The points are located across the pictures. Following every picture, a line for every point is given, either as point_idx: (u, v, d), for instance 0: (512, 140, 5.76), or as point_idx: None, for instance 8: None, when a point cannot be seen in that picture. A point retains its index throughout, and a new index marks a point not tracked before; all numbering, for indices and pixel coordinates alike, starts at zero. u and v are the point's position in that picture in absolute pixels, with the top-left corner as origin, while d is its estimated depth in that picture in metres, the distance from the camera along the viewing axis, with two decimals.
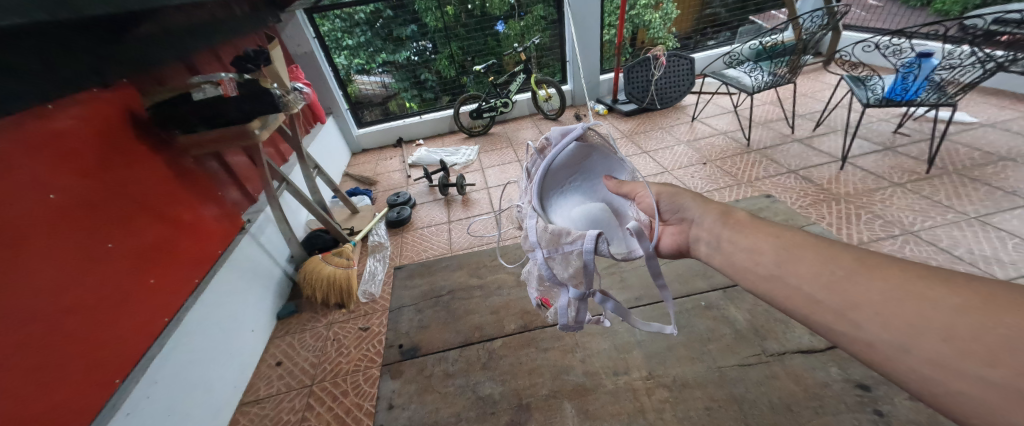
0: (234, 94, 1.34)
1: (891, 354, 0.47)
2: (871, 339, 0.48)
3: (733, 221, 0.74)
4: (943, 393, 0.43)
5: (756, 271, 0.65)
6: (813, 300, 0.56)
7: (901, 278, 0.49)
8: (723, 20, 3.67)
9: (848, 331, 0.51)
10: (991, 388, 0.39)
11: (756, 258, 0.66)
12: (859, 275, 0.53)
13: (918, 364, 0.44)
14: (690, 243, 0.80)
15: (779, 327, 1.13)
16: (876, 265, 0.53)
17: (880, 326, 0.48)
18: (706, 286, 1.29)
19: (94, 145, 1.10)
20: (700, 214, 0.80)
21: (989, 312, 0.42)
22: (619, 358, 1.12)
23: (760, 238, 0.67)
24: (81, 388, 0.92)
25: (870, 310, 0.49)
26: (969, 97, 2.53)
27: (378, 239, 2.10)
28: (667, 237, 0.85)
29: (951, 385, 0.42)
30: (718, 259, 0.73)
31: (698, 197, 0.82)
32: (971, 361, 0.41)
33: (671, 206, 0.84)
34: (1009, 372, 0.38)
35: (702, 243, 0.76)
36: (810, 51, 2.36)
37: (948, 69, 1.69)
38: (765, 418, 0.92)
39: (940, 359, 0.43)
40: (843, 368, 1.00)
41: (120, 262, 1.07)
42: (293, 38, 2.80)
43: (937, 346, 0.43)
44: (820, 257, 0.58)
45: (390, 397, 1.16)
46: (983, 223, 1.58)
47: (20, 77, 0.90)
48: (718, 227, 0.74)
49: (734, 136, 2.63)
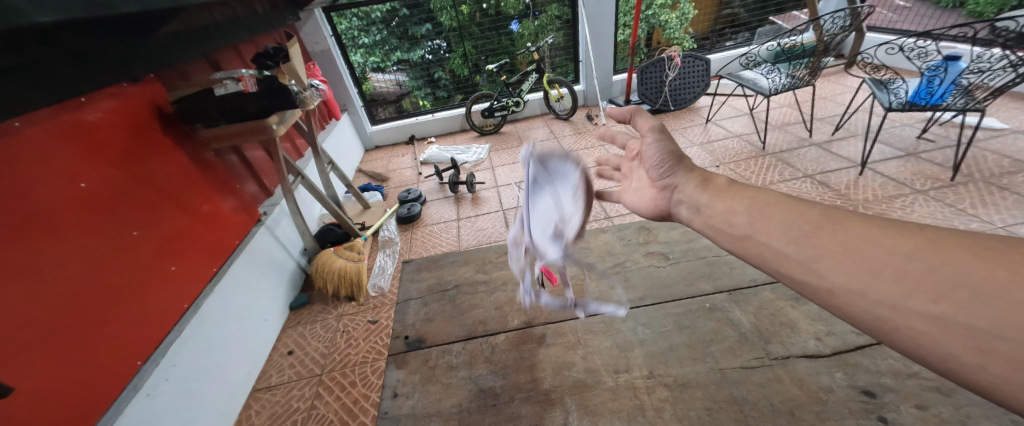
0: (252, 90, 1.43)
1: (850, 300, 0.45)
2: (830, 286, 0.47)
3: (714, 185, 0.67)
4: (891, 331, 0.42)
5: (730, 233, 0.60)
6: (782, 255, 0.53)
7: (862, 229, 0.47)
8: (743, 20, 3.59)
9: (811, 281, 0.49)
10: (933, 323, 0.39)
11: (732, 219, 0.61)
12: (824, 228, 0.50)
13: (870, 306, 0.43)
14: (672, 207, 0.72)
15: (784, 331, 0.95)
16: (841, 219, 0.50)
17: (840, 272, 0.46)
18: (711, 287, 1.12)
19: (123, 137, 1.15)
20: (685, 178, 0.71)
21: (939, 253, 0.41)
22: (618, 355, 0.96)
23: (737, 200, 0.62)
24: (107, 367, 0.97)
25: (833, 259, 0.47)
26: (999, 102, 2.44)
27: (389, 234, 2.16)
28: (647, 201, 0.76)
29: (897, 322, 0.41)
30: (699, 220, 0.66)
31: (685, 158, 0.73)
32: (918, 299, 0.40)
33: (664, 167, 0.74)
34: (950, 307, 0.38)
35: (683, 206, 0.69)
36: (832, 53, 2.30)
37: (977, 72, 1.63)
38: (767, 421, 0.77)
39: (891, 300, 0.42)
40: (849, 374, 0.83)
41: (144, 250, 1.13)
42: (311, 36, 2.85)
43: (889, 288, 0.42)
44: (791, 214, 0.55)
45: (394, 386, 0.98)
46: (1009, 233, 1.53)
47: (58, 67, 0.96)
48: (698, 192, 0.67)
49: (749, 139, 2.59)
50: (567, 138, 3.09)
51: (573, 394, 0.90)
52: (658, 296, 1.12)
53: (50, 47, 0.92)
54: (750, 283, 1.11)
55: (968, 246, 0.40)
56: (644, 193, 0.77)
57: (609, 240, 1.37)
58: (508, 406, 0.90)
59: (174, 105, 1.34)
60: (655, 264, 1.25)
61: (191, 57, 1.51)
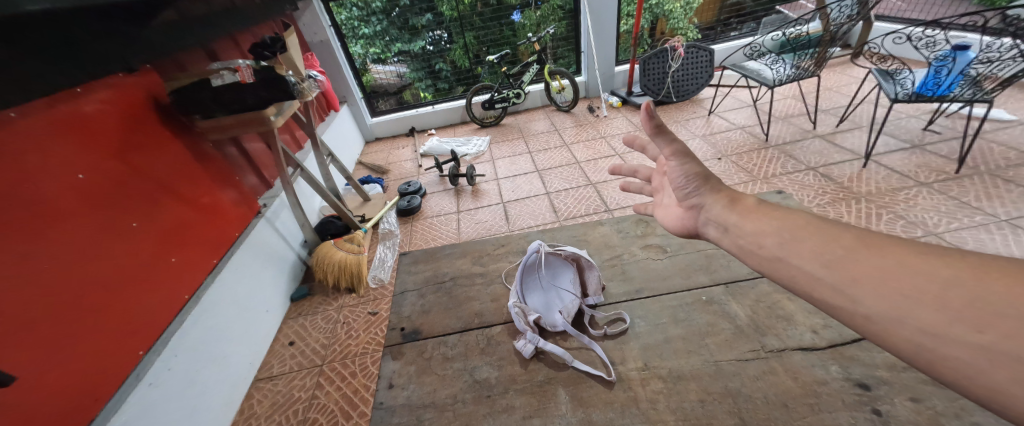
0: (251, 81, 1.46)
1: (886, 326, 0.43)
2: (866, 312, 0.45)
3: (742, 206, 0.64)
4: (933, 361, 0.40)
5: (760, 254, 0.58)
6: (814, 278, 0.50)
7: (898, 255, 0.46)
8: (748, 9, 3.53)
9: (844, 305, 0.47)
10: (978, 352, 0.37)
11: (760, 240, 0.58)
12: (859, 252, 0.48)
13: (910, 333, 0.41)
14: (699, 227, 0.69)
15: (781, 323, 0.94)
16: (878, 244, 0.48)
17: (877, 297, 0.44)
18: (708, 280, 1.10)
19: (120, 128, 1.15)
20: (710, 197, 0.68)
21: (982, 282, 0.39)
22: (614, 348, 0.96)
23: (766, 221, 0.59)
24: (108, 356, 0.98)
25: (870, 284, 0.45)
26: (1008, 93, 2.39)
27: (389, 226, 2.16)
28: (673, 218, 0.74)
29: (940, 350, 0.39)
30: (728, 240, 0.63)
31: (711, 178, 0.71)
32: (958, 327, 0.38)
33: (687, 184, 0.70)
34: (996, 337, 0.36)
35: (710, 226, 0.66)
36: (838, 43, 2.26)
37: (986, 63, 1.60)
38: (762, 414, 0.77)
39: (930, 328, 0.40)
40: (844, 366, 0.83)
41: (143, 241, 1.13)
42: (309, 26, 2.81)
43: (928, 314, 0.40)
44: (823, 237, 0.53)
45: (390, 376, 0.98)
46: (1014, 226, 1.51)
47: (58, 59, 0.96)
48: (726, 212, 0.64)
49: (752, 131, 2.56)
50: (568, 131, 3.06)
51: (568, 385, 0.90)
52: (655, 289, 1.10)
53: (48, 37, 0.91)
54: (748, 276, 1.09)
55: (1013, 275, 0.39)
56: (670, 212, 0.76)
57: (608, 232, 1.36)
58: (503, 398, 0.90)
59: (171, 96, 1.33)
60: (652, 257, 1.22)
61: (189, 47, 1.49)
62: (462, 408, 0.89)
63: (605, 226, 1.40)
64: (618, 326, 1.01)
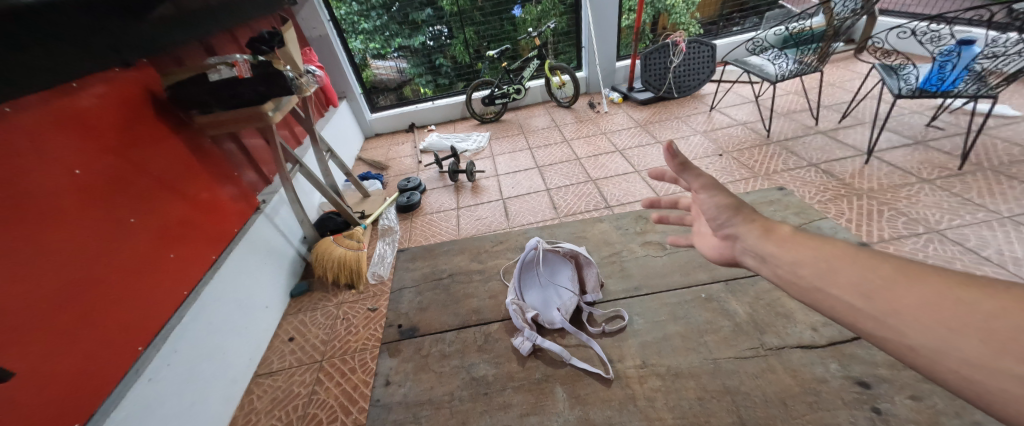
0: (247, 75, 1.44)
1: (934, 360, 0.39)
2: (912, 346, 0.40)
3: (777, 235, 0.57)
4: (992, 402, 0.35)
5: (795, 285, 0.52)
6: (852, 310, 0.45)
7: (940, 284, 0.41)
8: (751, 3, 3.49)
9: (888, 338, 0.42)
10: None
11: (795, 270, 0.52)
12: (899, 281, 0.44)
13: (957, 367, 0.37)
14: (738, 256, 0.62)
15: (781, 321, 0.94)
16: (917, 273, 0.43)
17: (921, 329, 0.40)
18: (708, 277, 1.09)
19: (117, 123, 1.14)
20: (745, 226, 0.61)
21: None
22: (613, 346, 0.95)
23: (799, 248, 0.54)
24: (107, 352, 0.98)
25: (912, 316, 0.41)
26: (1013, 89, 2.37)
27: (389, 223, 2.16)
28: (711, 248, 0.67)
29: (991, 384, 0.35)
30: (767, 268, 0.56)
31: (744, 205, 0.64)
32: (1008, 360, 0.34)
33: (720, 212, 0.63)
34: None
35: (748, 256, 0.59)
36: (842, 38, 2.23)
37: (991, 57, 1.58)
38: (762, 411, 0.77)
39: (979, 361, 0.36)
40: (844, 364, 0.82)
41: (141, 237, 1.13)
42: (308, 21, 2.79)
43: (976, 346, 0.36)
44: (857, 265, 0.48)
45: (387, 374, 0.98)
46: (1017, 223, 1.50)
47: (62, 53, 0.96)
48: (762, 242, 0.57)
49: (753, 127, 2.54)
50: (569, 127, 3.05)
51: (565, 383, 0.89)
52: (654, 286, 1.10)
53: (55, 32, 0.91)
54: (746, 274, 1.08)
55: None
56: (707, 240, 0.69)
57: (607, 229, 1.35)
58: (500, 395, 0.89)
59: (168, 91, 1.32)
60: (652, 254, 1.21)
61: (185, 42, 1.48)
62: (460, 405, 0.89)
63: (604, 223, 1.39)
64: (616, 324, 1.00)
